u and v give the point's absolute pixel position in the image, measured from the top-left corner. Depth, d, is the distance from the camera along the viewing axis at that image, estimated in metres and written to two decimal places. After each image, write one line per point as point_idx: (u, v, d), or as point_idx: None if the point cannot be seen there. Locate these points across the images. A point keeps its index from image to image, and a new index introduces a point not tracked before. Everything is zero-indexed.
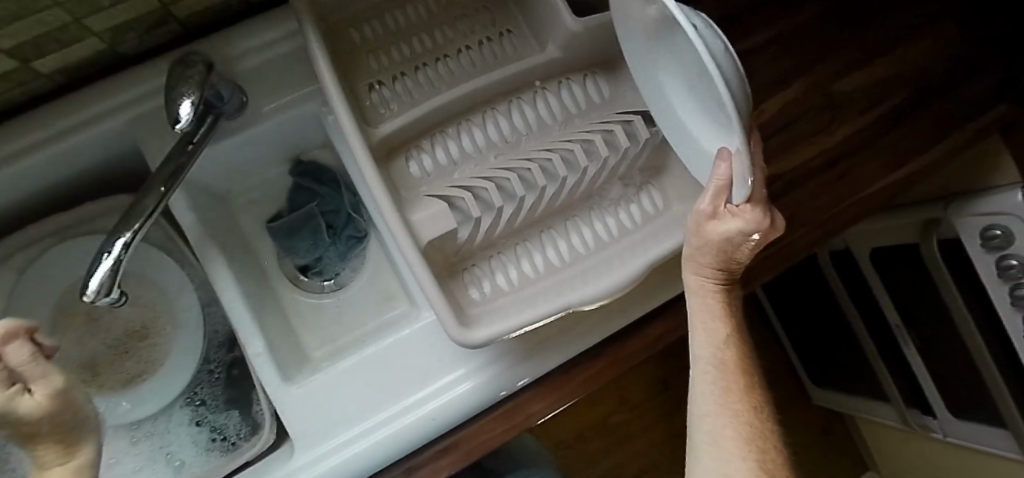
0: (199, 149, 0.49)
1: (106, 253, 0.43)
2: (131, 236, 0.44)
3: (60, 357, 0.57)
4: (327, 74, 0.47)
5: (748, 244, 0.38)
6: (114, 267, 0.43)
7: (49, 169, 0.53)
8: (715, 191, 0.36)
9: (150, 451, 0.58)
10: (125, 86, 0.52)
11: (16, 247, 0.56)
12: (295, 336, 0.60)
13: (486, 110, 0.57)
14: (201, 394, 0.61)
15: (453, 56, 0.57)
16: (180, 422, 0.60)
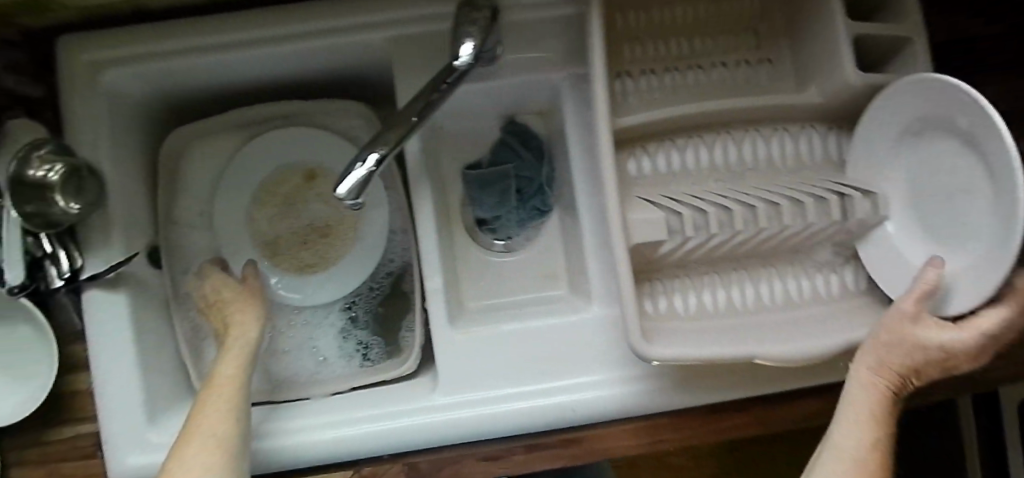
0: (448, 91, 0.49)
1: (360, 162, 0.45)
2: (382, 154, 0.46)
3: (257, 228, 0.63)
4: (598, 64, 0.47)
5: (939, 361, 0.42)
6: (365, 177, 0.45)
7: (302, 58, 0.56)
8: (923, 294, 0.42)
9: (303, 339, 0.63)
10: (396, 5, 0.53)
11: (251, 119, 0.62)
12: (459, 281, 0.63)
13: (720, 133, 0.55)
14: (357, 304, 0.64)
15: (704, 68, 0.55)
16: (332, 323, 0.64)
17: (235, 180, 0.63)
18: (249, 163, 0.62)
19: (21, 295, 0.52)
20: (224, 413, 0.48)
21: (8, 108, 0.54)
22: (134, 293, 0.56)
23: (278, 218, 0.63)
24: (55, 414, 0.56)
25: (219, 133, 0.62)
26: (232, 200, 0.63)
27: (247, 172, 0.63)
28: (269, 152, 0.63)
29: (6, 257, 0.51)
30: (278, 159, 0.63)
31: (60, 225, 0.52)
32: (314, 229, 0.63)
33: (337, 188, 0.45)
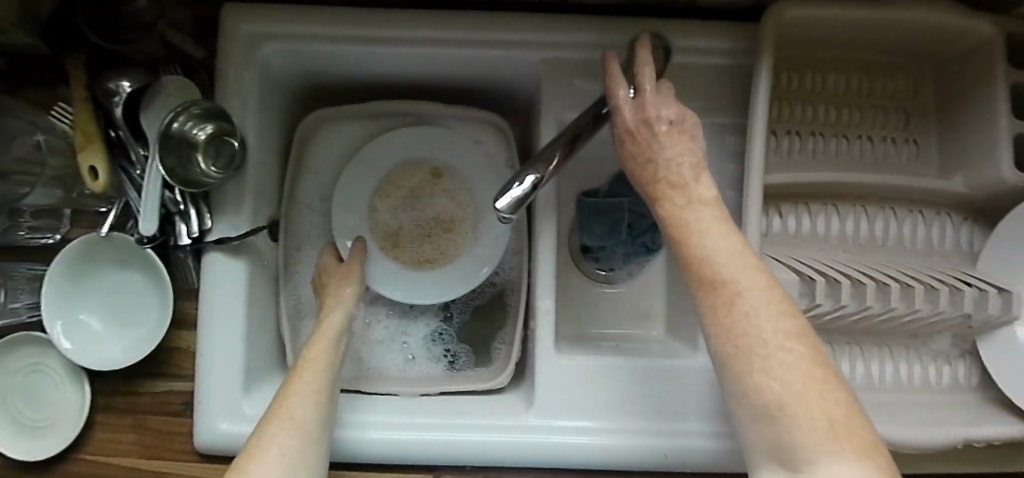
0: (599, 124, 0.50)
1: (519, 182, 0.44)
2: (540, 177, 0.45)
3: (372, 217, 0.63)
4: (758, 122, 0.48)
5: None
6: (522, 197, 0.44)
7: (453, 64, 0.57)
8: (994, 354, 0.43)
9: (394, 334, 0.64)
10: (559, 29, 0.54)
11: (388, 112, 0.63)
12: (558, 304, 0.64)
13: (854, 205, 0.55)
14: (453, 311, 0.65)
15: (849, 139, 0.55)
16: (427, 324, 0.65)
17: (359, 165, 0.63)
18: (374, 152, 0.63)
19: (148, 246, 0.53)
20: (292, 445, 0.43)
21: (170, 64, 0.56)
22: (250, 263, 0.56)
23: (393, 207, 0.63)
24: (150, 368, 0.56)
25: (352, 120, 0.64)
26: (352, 184, 0.63)
27: (370, 159, 0.63)
28: (394, 143, 0.63)
29: (143, 209, 0.52)
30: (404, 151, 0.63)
31: (197, 186, 0.53)
32: (428, 225, 0.63)
33: (497, 202, 0.44)
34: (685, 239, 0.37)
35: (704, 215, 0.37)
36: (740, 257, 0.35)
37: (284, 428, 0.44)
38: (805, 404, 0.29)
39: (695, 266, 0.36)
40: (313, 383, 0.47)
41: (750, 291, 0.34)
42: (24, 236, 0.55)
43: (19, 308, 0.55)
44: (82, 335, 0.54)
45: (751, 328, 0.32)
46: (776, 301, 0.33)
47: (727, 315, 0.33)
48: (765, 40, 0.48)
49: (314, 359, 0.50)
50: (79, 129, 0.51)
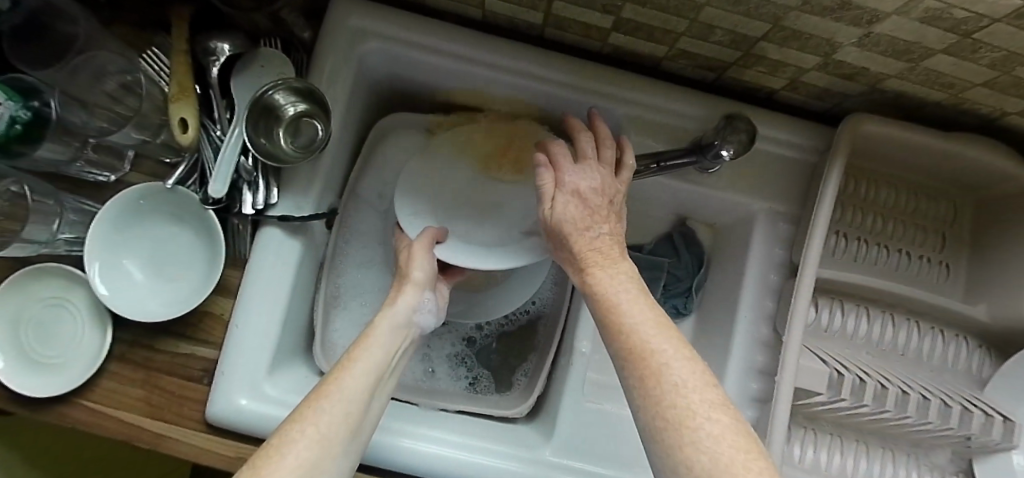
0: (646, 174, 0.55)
1: None
2: None
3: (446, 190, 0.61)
4: (821, 220, 0.52)
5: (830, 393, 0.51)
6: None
7: (542, 98, 0.59)
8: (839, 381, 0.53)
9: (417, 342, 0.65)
10: (651, 91, 0.57)
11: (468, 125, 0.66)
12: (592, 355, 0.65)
13: (883, 312, 0.59)
14: (479, 336, 0.67)
15: (890, 250, 0.59)
16: (451, 342, 0.66)
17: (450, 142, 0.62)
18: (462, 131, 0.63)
19: (211, 207, 0.53)
20: (310, 457, 0.35)
21: (271, 37, 0.57)
22: (304, 244, 0.56)
23: (462, 193, 0.61)
24: (177, 327, 0.55)
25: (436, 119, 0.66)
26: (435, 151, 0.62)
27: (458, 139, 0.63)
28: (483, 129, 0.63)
29: (216, 170, 0.51)
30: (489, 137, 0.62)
31: (276, 161, 0.53)
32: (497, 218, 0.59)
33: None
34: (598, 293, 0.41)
35: (613, 273, 0.42)
36: (646, 308, 0.38)
37: (332, 400, 0.39)
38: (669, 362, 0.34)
39: (607, 307, 0.39)
40: (354, 389, 0.41)
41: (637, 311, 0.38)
42: (80, 168, 0.53)
43: (59, 239, 0.52)
44: (119, 281, 0.52)
45: (657, 383, 0.33)
46: (673, 343, 0.35)
47: (639, 362, 0.35)
48: (840, 146, 0.53)
49: (358, 358, 0.43)
50: (174, 80, 0.51)
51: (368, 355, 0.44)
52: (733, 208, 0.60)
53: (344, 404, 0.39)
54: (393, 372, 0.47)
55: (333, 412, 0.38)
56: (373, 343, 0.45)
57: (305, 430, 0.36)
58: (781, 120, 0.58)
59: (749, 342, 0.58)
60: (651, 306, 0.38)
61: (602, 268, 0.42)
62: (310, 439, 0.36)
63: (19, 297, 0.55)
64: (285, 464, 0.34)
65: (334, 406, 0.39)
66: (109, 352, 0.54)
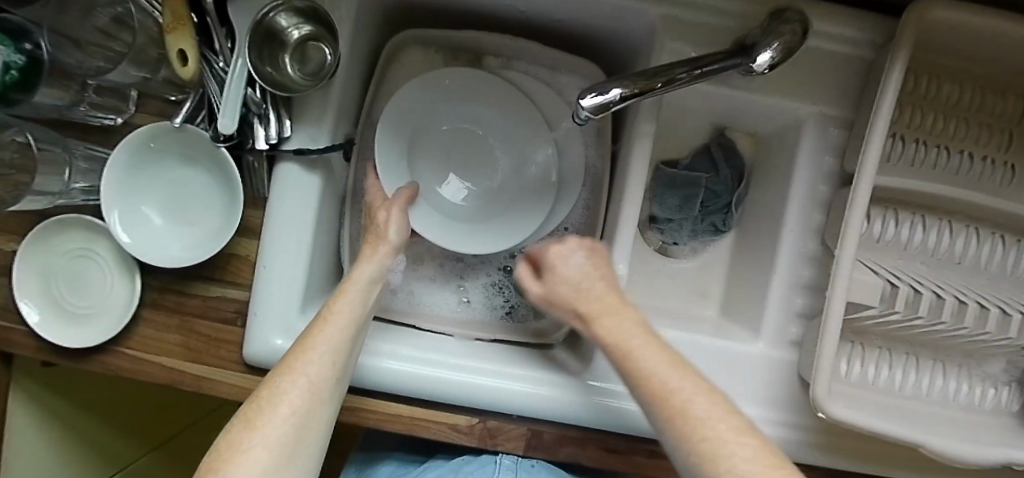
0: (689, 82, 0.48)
1: (602, 92, 0.43)
2: (627, 92, 0.43)
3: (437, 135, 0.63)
4: (880, 125, 0.47)
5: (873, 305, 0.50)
6: (605, 104, 0.43)
7: (566, 4, 0.54)
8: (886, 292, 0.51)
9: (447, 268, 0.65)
10: None
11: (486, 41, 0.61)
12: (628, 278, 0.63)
13: (941, 219, 0.55)
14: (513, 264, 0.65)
15: (952, 152, 0.54)
16: (484, 269, 0.65)
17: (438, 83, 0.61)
18: (441, 84, 0.61)
19: (223, 145, 0.50)
20: (302, 406, 0.39)
21: None
22: (323, 178, 0.54)
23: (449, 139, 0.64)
24: (205, 271, 0.54)
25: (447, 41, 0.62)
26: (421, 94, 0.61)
27: (445, 80, 0.61)
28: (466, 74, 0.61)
29: (224, 105, 0.48)
30: (468, 93, 0.63)
31: (285, 91, 0.50)
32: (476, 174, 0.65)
33: (583, 100, 0.43)
34: (651, 379, 0.41)
35: (682, 377, 0.41)
36: (658, 359, 0.43)
37: (319, 354, 0.41)
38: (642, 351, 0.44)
39: (667, 405, 0.40)
40: (338, 338, 0.43)
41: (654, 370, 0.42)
42: (84, 112, 0.50)
43: (73, 188, 0.50)
44: (141, 228, 0.51)
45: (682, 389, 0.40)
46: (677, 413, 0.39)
47: (658, 399, 0.41)
48: (904, 36, 0.47)
49: (339, 310, 0.44)
50: (167, 7, 0.47)
51: (351, 305, 0.45)
52: (780, 115, 0.56)
53: (331, 355, 0.42)
54: (373, 317, 0.48)
55: (320, 363, 0.41)
56: (356, 293, 0.46)
57: (294, 383, 0.39)
58: (835, 11, 0.52)
59: (794, 258, 0.55)
60: (703, 392, 0.40)
61: (672, 380, 0.41)
62: (301, 389, 0.39)
63: (47, 249, 0.54)
64: (276, 415, 0.38)
65: (321, 356, 0.41)
66: (140, 299, 0.54)
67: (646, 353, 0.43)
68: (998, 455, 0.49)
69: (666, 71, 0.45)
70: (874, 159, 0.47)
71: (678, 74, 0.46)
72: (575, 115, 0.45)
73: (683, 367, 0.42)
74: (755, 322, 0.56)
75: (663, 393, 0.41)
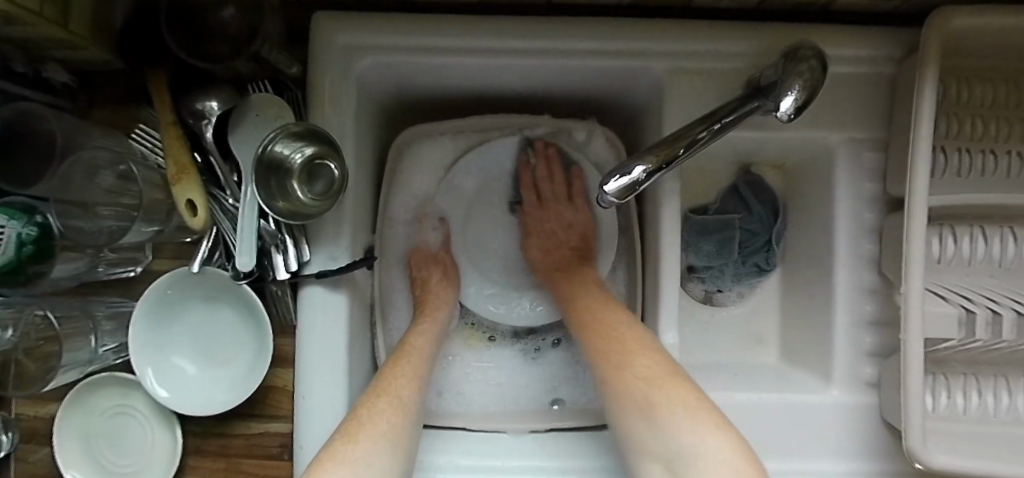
0: (709, 141, 0.45)
1: (626, 172, 0.40)
2: (649, 168, 0.41)
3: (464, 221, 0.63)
4: (922, 144, 0.44)
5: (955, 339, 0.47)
6: (632, 184, 0.41)
7: (565, 72, 0.53)
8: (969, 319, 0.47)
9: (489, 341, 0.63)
10: (687, 37, 0.50)
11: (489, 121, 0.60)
12: (683, 336, 0.60)
13: (1004, 227, 0.51)
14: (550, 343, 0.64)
15: (1000, 156, 0.51)
16: (518, 352, 0.63)
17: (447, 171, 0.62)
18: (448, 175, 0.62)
19: (245, 282, 0.49)
20: (394, 423, 0.41)
21: (257, 80, 0.51)
22: (349, 295, 0.52)
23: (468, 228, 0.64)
24: (243, 408, 0.53)
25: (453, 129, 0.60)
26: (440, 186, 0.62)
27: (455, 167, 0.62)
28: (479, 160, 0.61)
29: (240, 242, 0.48)
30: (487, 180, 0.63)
31: (298, 218, 0.48)
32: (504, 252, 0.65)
33: (607, 186, 0.40)
34: (602, 325, 0.48)
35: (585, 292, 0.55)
36: (594, 293, 0.54)
37: (406, 381, 0.46)
38: (590, 291, 0.54)
39: (607, 344, 0.46)
40: (420, 369, 0.48)
41: (588, 297, 0.53)
42: (104, 271, 0.50)
43: (103, 352, 0.50)
44: (174, 380, 0.50)
45: (627, 327, 0.47)
46: (625, 331, 0.46)
47: (603, 333, 0.48)
48: (928, 51, 0.44)
49: (421, 344, 0.50)
50: (171, 158, 0.46)
51: (424, 343, 0.51)
52: (806, 145, 0.53)
53: (415, 383, 0.46)
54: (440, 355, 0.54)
55: (409, 387, 0.45)
56: (426, 333, 0.52)
57: (387, 401, 0.43)
58: (848, 34, 0.50)
59: (852, 293, 0.52)
60: (625, 321, 0.48)
61: (632, 347, 0.44)
62: (393, 405, 0.43)
63: (82, 412, 0.52)
64: (379, 425, 0.40)
65: (409, 381, 0.46)
66: (183, 448, 0.52)
67: (587, 298, 0.53)
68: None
69: (686, 133, 0.43)
70: (921, 189, 0.44)
71: (698, 134, 0.44)
72: (601, 199, 0.43)
73: (628, 322, 0.48)
74: (823, 367, 0.53)
75: (618, 348, 0.45)
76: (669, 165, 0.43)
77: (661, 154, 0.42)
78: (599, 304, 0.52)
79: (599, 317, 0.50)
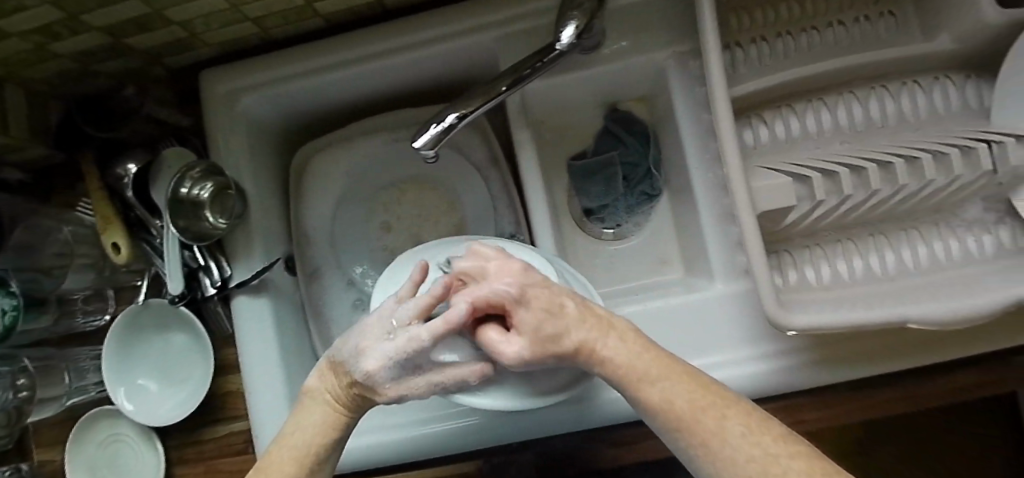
0: (532, 76, 0.50)
1: (436, 122, 0.48)
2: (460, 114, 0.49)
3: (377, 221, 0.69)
4: (711, 36, 0.47)
5: (799, 208, 0.49)
6: (446, 129, 0.49)
7: (415, 64, 0.59)
8: (811, 185, 0.48)
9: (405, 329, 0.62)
10: (500, 5, 0.55)
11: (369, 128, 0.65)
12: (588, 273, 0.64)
13: (843, 94, 0.53)
14: None
15: (820, 30, 0.54)
16: None
17: None
18: None
19: (181, 304, 0.58)
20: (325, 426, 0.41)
21: (165, 138, 0.62)
22: (273, 299, 0.59)
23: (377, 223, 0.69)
24: (206, 415, 0.60)
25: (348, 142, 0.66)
26: None
27: None
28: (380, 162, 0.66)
29: (169, 271, 0.57)
30: None
31: (207, 239, 0.57)
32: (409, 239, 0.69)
33: (419, 139, 0.49)
34: (692, 423, 0.33)
35: (617, 347, 0.37)
36: (642, 354, 0.37)
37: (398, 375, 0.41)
38: (606, 343, 0.37)
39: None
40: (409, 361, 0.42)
41: (615, 351, 0.37)
42: (82, 320, 0.63)
43: (86, 384, 0.62)
44: (140, 396, 0.58)
45: (724, 426, 0.32)
46: (751, 421, 0.32)
47: (680, 416, 0.34)
48: None
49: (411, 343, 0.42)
50: (99, 213, 0.56)
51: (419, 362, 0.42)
52: (642, 69, 0.57)
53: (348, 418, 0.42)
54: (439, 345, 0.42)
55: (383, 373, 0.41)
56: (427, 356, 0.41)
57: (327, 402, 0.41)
58: None
59: (712, 192, 0.54)
60: (704, 396, 0.34)
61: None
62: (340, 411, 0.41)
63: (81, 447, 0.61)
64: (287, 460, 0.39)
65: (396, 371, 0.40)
66: (166, 457, 0.61)
67: (669, 392, 0.35)
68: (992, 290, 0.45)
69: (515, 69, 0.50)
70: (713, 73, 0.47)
71: (523, 71, 0.50)
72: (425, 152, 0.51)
73: (720, 396, 0.34)
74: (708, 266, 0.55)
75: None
76: (486, 106, 0.50)
77: (476, 98, 0.49)
78: (647, 358, 0.36)
79: (668, 389, 0.35)
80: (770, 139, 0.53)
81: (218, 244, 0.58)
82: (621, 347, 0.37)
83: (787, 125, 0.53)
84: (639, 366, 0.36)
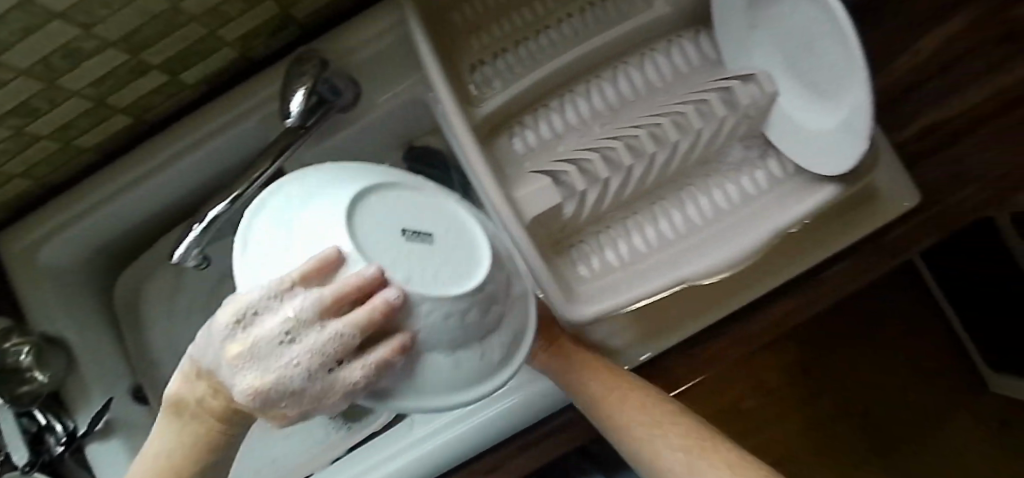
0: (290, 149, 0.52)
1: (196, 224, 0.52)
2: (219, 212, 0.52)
3: None
4: (434, 70, 0.49)
5: (568, 205, 0.51)
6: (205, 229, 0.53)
7: (196, 169, 0.59)
8: (571, 181, 0.50)
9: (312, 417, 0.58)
10: (250, 91, 0.56)
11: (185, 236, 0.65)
12: None
13: (590, 80, 0.55)
14: None
15: (554, 26, 0.55)
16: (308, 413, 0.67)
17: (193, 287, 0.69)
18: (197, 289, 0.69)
19: (33, 469, 0.54)
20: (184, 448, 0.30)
21: None
22: (128, 436, 0.58)
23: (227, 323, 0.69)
24: None
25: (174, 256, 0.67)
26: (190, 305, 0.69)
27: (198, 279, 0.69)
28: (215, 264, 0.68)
29: (10, 442, 0.54)
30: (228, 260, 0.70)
31: (46, 399, 0.56)
32: None
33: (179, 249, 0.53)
34: (602, 405, 0.40)
35: (566, 362, 0.44)
36: (579, 363, 0.43)
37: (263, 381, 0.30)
38: (560, 360, 0.44)
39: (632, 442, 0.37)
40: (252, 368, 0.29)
41: (562, 363, 0.44)
42: None
43: None
44: None
45: (619, 408, 0.39)
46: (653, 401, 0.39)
47: (595, 402, 0.40)
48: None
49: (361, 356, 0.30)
50: None
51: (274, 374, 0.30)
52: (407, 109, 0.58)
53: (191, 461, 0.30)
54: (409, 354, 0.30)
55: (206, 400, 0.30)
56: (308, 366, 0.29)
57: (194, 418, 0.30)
58: None
59: None
60: (621, 385, 0.41)
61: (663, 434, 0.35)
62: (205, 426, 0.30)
63: None
64: None
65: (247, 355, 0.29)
66: None
67: (591, 387, 0.42)
68: (755, 229, 0.47)
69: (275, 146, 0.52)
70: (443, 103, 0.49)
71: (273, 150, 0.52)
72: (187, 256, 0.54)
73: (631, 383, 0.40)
74: None
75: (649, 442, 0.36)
76: (242, 195, 0.52)
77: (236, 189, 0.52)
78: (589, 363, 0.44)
79: (594, 385, 0.42)
80: (538, 143, 0.55)
81: (55, 400, 0.57)
82: (557, 360, 0.44)
83: (549, 126, 0.55)
84: (579, 371, 0.43)
